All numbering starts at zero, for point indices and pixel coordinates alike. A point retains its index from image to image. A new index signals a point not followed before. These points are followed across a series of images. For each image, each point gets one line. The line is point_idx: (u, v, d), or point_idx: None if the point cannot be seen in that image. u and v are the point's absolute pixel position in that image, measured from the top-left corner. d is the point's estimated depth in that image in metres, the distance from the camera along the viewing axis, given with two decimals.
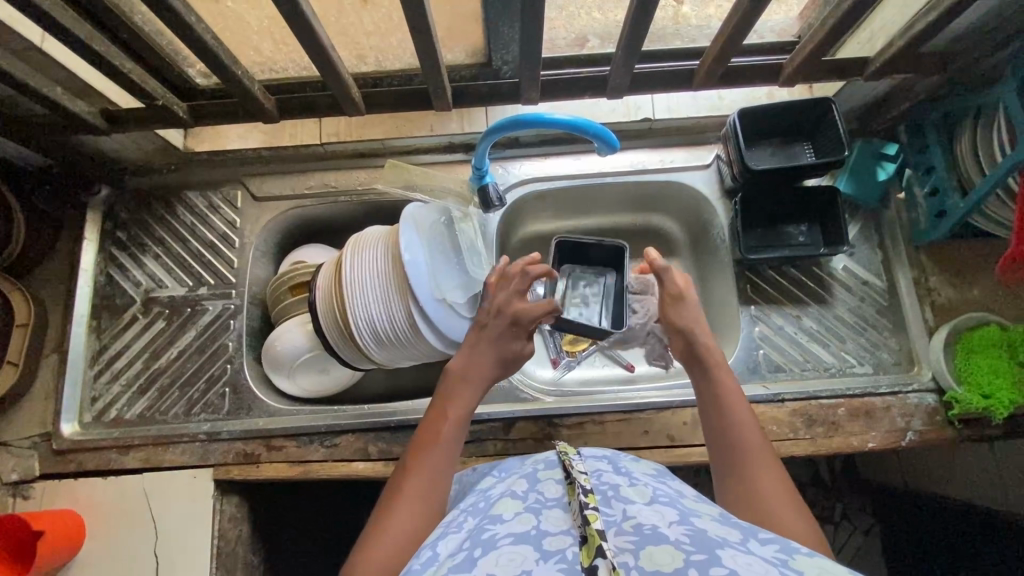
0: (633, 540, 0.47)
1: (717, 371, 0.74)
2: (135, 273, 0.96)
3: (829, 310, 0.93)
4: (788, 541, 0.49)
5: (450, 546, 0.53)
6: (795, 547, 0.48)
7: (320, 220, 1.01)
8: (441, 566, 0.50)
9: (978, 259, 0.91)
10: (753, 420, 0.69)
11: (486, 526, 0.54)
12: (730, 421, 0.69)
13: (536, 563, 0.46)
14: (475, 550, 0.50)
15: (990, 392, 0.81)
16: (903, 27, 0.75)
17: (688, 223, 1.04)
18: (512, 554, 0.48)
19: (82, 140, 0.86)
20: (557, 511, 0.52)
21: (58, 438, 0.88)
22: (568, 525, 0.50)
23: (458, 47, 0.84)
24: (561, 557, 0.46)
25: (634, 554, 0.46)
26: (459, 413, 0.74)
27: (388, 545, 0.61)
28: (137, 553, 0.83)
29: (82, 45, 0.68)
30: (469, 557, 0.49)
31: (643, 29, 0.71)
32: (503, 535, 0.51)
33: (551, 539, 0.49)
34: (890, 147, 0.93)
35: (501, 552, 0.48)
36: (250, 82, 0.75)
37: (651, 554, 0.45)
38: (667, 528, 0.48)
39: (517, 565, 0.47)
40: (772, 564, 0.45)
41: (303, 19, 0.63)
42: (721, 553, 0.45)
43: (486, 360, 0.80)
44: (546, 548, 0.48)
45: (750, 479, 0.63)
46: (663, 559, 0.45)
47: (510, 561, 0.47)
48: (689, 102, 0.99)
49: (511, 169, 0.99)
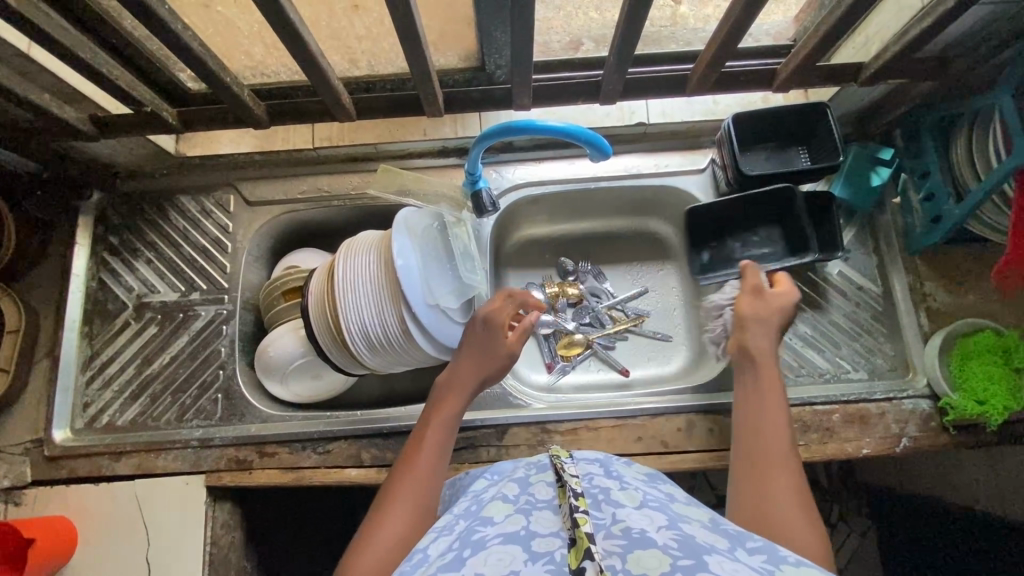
0: (622, 544, 0.47)
1: (766, 370, 0.74)
2: (127, 278, 0.95)
3: (824, 315, 0.93)
4: (775, 550, 0.48)
5: (440, 546, 0.53)
6: (783, 556, 0.48)
7: (313, 224, 1.01)
8: (430, 565, 0.50)
9: (973, 265, 0.91)
10: (785, 426, 0.69)
11: (476, 527, 0.53)
12: (762, 424, 0.69)
13: (525, 563, 0.46)
14: (464, 550, 0.50)
15: (984, 399, 0.81)
16: (898, 33, 0.75)
17: (683, 227, 1.04)
18: (502, 553, 0.48)
19: (73, 146, 0.86)
20: (547, 514, 0.52)
21: (50, 445, 0.88)
22: (558, 527, 0.50)
23: (450, 52, 0.84)
24: (550, 559, 0.46)
25: (622, 558, 0.46)
26: (447, 414, 0.75)
27: (381, 545, 0.62)
28: (129, 560, 0.83)
29: (69, 52, 0.67)
30: (458, 557, 0.49)
31: (635, 35, 0.71)
32: (493, 536, 0.51)
33: (540, 541, 0.48)
34: (885, 151, 0.91)
35: (490, 552, 0.48)
36: (239, 88, 0.75)
37: (639, 557, 0.45)
38: (656, 532, 0.48)
39: (505, 565, 0.46)
40: (760, 573, 0.45)
41: (290, 25, 0.63)
42: (708, 559, 0.45)
43: (471, 360, 0.80)
44: (535, 549, 0.48)
45: (765, 479, 0.64)
46: (651, 563, 0.44)
47: (499, 561, 0.47)
48: (684, 106, 1.00)
49: (505, 173, 0.98)
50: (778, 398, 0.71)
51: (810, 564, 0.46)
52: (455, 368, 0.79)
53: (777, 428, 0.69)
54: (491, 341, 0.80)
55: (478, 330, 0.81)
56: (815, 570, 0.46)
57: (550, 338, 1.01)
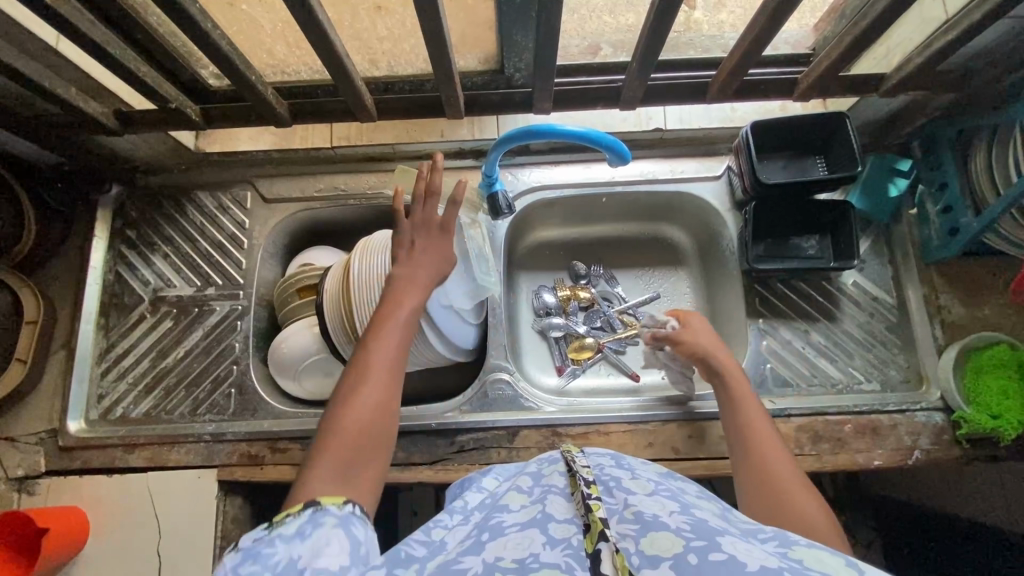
0: (635, 528, 0.47)
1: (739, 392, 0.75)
2: (144, 272, 0.96)
3: (837, 326, 0.92)
4: (786, 536, 0.48)
5: (457, 535, 0.53)
6: (794, 540, 0.47)
7: (329, 223, 1.01)
8: (449, 551, 0.50)
9: (988, 278, 0.91)
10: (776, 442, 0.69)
11: (493, 514, 0.54)
12: (755, 446, 0.68)
13: (543, 546, 0.47)
14: (482, 535, 0.51)
15: (999, 412, 0.80)
16: (922, 45, 0.75)
17: (697, 233, 1.04)
18: (521, 538, 0.48)
19: (95, 140, 0.86)
20: (560, 499, 0.53)
21: (64, 435, 0.88)
22: (572, 513, 0.50)
23: (471, 55, 0.85)
24: (567, 544, 0.46)
25: (635, 541, 0.46)
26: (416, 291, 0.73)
27: (353, 431, 0.61)
28: (140, 552, 0.84)
29: (96, 47, 0.68)
30: (477, 541, 0.50)
31: (658, 43, 0.71)
32: (510, 523, 0.51)
33: (556, 526, 0.49)
34: (902, 163, 0.93)
35: (509, 537, 0.49)
36: (262, 86, 0.76)
37: (652, 540, 0.45)
38: (668, 517, 0.48)
39: (524, 548, 0.47)
40: (774, 554, 0.44)
41: (317, 23, 0.63)
42: (721, 540, 0.44)
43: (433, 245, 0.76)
44: (552, 534, 0.48)
45: (762, 465, 0.65)
46: (664, 544, 0.44)
47: (518, 544, 0.47)
48: (702, 113, 1.01)
49: (521, 176, 0.99)
50: (752, 400, 0.74)
51: (820, 546, 0.45)
52: (404, 265, 0.75)
53: (758, 420, 0.71)
54: (439, 240, 0.78)
55: (418, 226, 0.78)
56: (824, 551, 0.45)
57: (561, 341, 1.01)
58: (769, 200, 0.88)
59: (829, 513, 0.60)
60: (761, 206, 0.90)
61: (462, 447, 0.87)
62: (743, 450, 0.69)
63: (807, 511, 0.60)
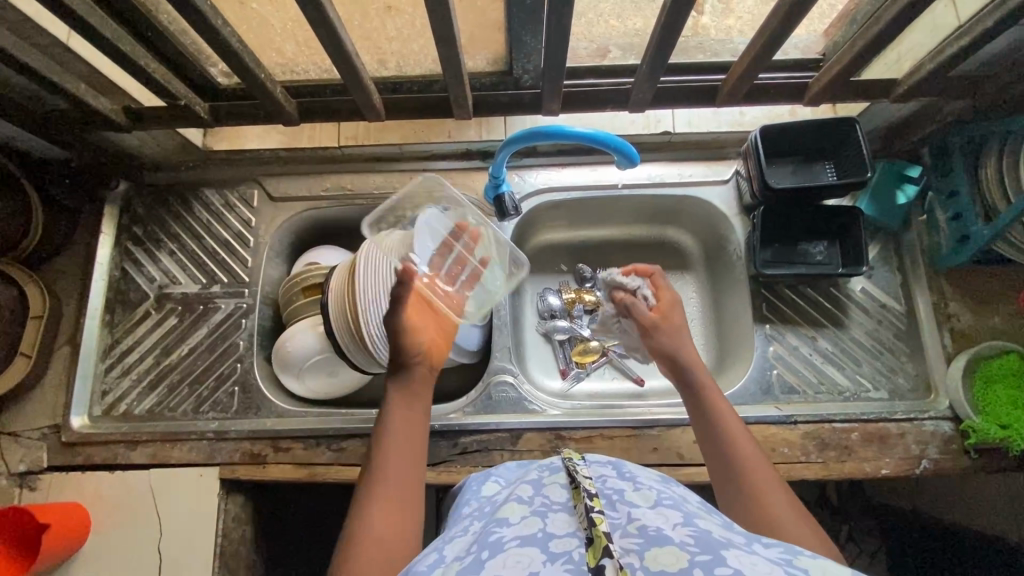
0: (639, 542, 0.47)
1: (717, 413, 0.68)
2: (149, 269, 0.96)
3: (845, 333, 0.92)
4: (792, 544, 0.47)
5: (457, 549, 0.52)
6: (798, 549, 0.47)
7: (334, 223, 1.01)
8: (449, 568, 0.49)
9: (997, 287, 0.90)
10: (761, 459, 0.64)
11: (492, 528, 0.53)
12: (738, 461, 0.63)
13: (544, 564, 0.46)
14: (481, 552, 0.49)
15: (1009, 423, 0.80)
16: (933, 51, 0.74)
17: (704, 237, 1.03)
18: (520, 555, 0.48)
19: (103, 136, 0.86)
20: (562, 515, 0.52)
21: (67, 431, 0.88)
22: (573, 527, 0.50)
23: (480, 55, 0.84)
24: (568, 559, 0.46)
25: (639, 555, 0.46)
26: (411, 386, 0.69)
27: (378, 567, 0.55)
28: (139, 550, 0.83)
29: (108, 43, 0.68)
30: (476, 560, 0.48)
31: (668, 46, 0.71)
32: (509, 537, 0.50)
33: (557, 542, 0.48)
34: (913, 169, 0.92)
35: (507, 554, 0.48)
36: (272, 84, 0.76)
37: (656, 554, 0.45)
38: (672, 530, 0.48)
39: (524, 567, 0.46)
40: (779, 563, 0.44)
41: (328, 22, 0.63)
42: (725, 553, 0.44)
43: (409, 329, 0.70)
44: (552, 550, 0.48)
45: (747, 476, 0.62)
46: (668, 559, 0.44)
47: (518, 563, 0.47)
48: (710, 117, 1.02)
49: (528, 178, 0.98)
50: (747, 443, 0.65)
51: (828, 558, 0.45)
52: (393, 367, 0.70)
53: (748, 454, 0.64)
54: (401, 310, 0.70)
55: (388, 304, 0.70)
56: (831, 562, 0.45)
57: (566, 344, 1.00)
58: (775, 202, 0.88)
59: (812, 521, 0.58)
60: (768, 211, 0.90)
61: (465, 449, 0.86)
62: (715, 451, 0.65)
63: (799, 524, 0.57)
